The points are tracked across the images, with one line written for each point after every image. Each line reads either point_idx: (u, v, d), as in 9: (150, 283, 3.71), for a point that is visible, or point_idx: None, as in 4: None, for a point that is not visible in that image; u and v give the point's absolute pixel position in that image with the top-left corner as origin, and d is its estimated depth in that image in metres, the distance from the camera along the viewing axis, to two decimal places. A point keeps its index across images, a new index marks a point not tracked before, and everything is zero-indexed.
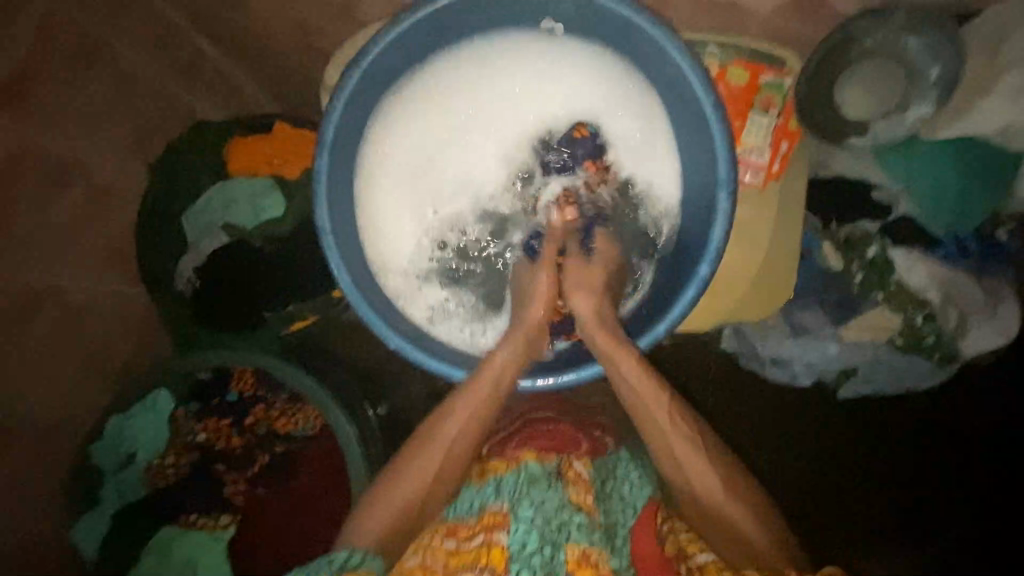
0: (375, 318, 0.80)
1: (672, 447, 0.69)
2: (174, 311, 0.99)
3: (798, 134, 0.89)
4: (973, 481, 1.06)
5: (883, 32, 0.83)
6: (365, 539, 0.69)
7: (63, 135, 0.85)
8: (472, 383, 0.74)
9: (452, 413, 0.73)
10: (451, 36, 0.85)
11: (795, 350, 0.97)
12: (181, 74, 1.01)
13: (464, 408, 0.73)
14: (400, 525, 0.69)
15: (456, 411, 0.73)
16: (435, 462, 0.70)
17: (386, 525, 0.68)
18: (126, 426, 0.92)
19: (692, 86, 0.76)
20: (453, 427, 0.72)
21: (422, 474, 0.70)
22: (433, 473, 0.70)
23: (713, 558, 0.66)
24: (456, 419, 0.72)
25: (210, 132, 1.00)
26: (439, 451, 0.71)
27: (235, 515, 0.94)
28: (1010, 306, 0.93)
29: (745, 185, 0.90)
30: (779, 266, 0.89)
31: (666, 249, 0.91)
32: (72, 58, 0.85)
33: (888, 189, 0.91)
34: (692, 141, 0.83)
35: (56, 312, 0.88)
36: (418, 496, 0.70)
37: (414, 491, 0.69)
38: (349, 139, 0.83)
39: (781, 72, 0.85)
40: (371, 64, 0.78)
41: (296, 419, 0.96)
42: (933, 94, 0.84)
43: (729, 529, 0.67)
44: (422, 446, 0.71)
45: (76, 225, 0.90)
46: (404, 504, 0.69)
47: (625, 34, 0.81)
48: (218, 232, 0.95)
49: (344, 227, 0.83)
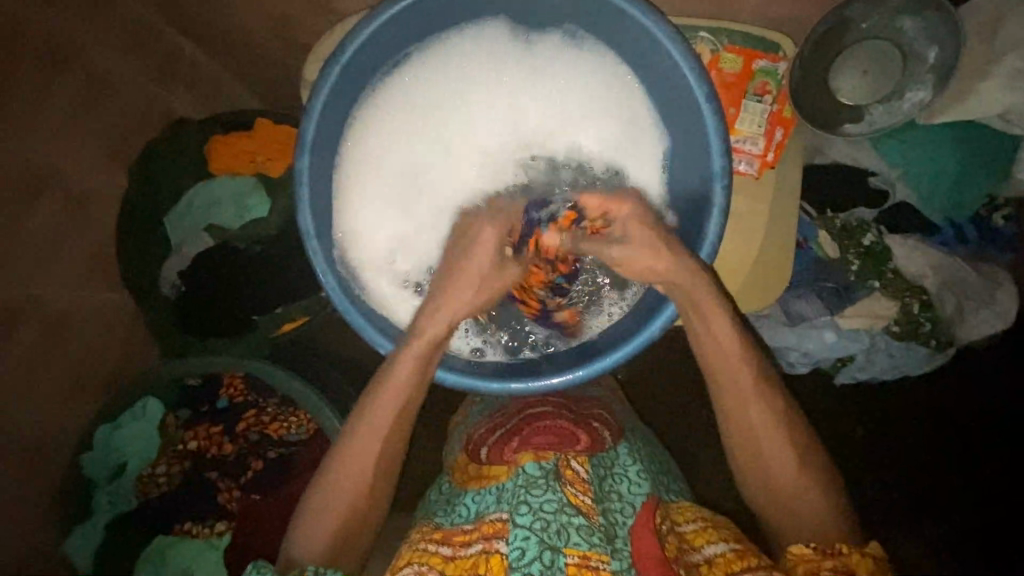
0: (363, 323, 0.78)
1: (735, 419, 0.70)
2: (160, 317, 0.96)
3: (793, 122, 0.84)
4: (975, 467, 1.06)
5: (877, 15, 0.81)
6: (316, 553, 0.65)
7: (39, 140, 0.81)
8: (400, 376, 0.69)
9: (378, 408, 0.68)
10: (433, 28, 0.82)
11: (791, 339, 0.95)
12: (158, 73, 0.98)
13: (386, 398, 0.68)
14: (350, 535, 0.68)
15: (384, 401, 0.68)
16: (375, 450, 0.68)
17: (335, 540, 0.66)
18: (113, 438, 0.90)
19: (682, 77, 0.73)
20: (383, 415, 0.68)
21: (360, 473, 0.67)
22: (380, 465, 0.68)
23: (724, 549, 0.67)
24: (382, 405, 0.68)
25: (190, 133, 0.97)
26: (371, 440, 0.68)
27: (230, 522, 0.93)
28: (1007, 291, 0.92)
29: (738, 175, 0.86)
30: (775, 257, 0.86)
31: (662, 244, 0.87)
32: (45, 60, 0.81)
33: (885, 175, 0.90)
34: (685, 134, 0.81)
35: (39, 327, 0.85)
36: (376, 483, 0.69)
37: (370, 485, 0.68)
38: (329, 140, 0.80)
39: (775, 59, 0.82)
40: (351, 62, 0.75)
41: (289, 424, 0.95)
42: (931, 79, 0.82)
43: (790, 514, 0.67)
44: (354, 438, 0.68)
45: (55, 236, 0.86)
46: (352, 508, 0.67)
47: (610, 24, 0.78)
48: (200, 235, 0.93)
49: (328, 231, 0.81)
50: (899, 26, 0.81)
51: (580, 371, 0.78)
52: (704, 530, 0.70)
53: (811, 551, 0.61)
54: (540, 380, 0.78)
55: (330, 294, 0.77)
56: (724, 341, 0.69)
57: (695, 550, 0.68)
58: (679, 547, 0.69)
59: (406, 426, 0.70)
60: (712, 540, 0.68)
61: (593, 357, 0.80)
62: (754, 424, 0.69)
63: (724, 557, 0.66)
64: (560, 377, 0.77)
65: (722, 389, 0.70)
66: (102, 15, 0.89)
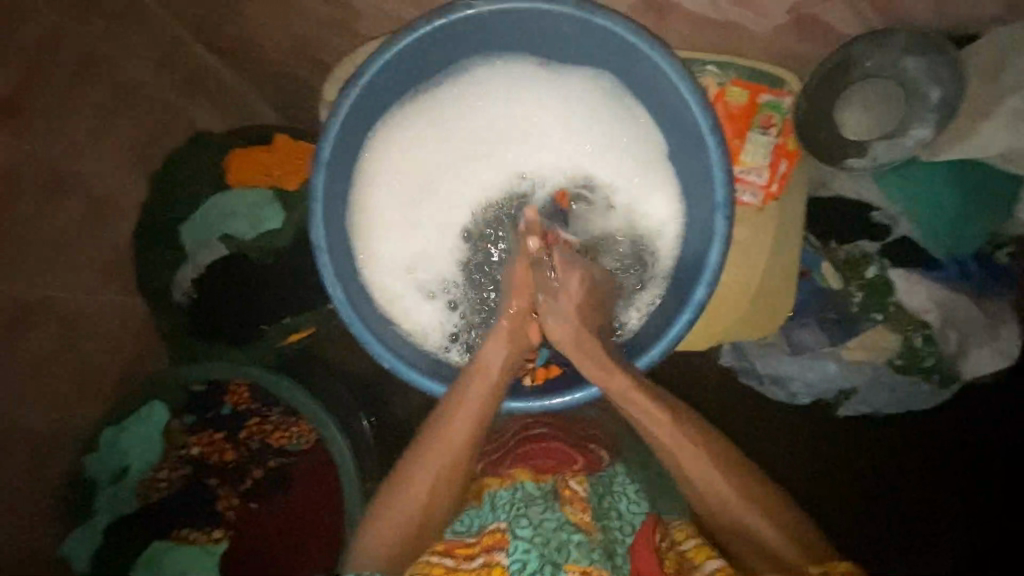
0: (368, 337, 0.80)
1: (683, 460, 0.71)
2: (171, 322, 0.98)
3: (797, 154, 0.87)
4: (975, 498, 1.06)
5: (881, 54, 0.81)
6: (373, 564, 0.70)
7: (63, 147, 0.85)
8: (440, 441, 0.72)
9: (421, 464, 0.71)
10: (449, 54, 0.83)
11: (790, 368, 0.97)
12: (183, 86, 1.03)
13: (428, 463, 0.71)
14: (399, 558, 0.70)
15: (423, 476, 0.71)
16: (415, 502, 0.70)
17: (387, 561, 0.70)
18: (119, 439, 0.92)
19: (688, 109, 0.76)
20: (413, 492, 0.71)
21: (401, 523, 0.70)
22: (424, 511, 0.70)
23: (723, 565, 0.66)
24: (424, 467, 0.71)
25: (212, 146, 1.00)
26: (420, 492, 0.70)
27: (227, 529, 0.93)
28: (1012, 328, 0.93)
29: (742, 205, 0.88)
30: (775, 288, 0.89)
31: (663, 283, 0.90)
32: (73, 71, 0.85)
33: (887, 211, 0.90)
34: (688, 165, 0.84)
35: (55, 325, 0.88)
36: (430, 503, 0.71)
37: (411, 527, 0.70)
38: (346, 156, 0.83)
39: (780, 93, 0.85)
40: (369, 84, 0.78)
41: (290, 434, 0.96)
42: (933, 117, 0.82)
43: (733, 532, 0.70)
44: (397, 497, 0.71)
45: (77, 237, 0.90)
46: (398, 544, 0.70)
47: (615, 54, 0.80)
48: (217, 244, 0.96)
49: (338, 242, 0.83)
50: (903, 66, 0.81)
51: (576, 394, 0.79)
52: (703, 547, 0.69)
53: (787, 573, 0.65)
54: (537, 401, 0.81)
55: (338, 307, 0.79)
56: (635, 394, 0.72)
57: (698, 567, 0.67)
58: (678, 566, 0.68)
59: (456, 478, 0.72)
60: (712, 555, 0.67)
61: None
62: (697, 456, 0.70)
63: (723, 572, 0.65)
64: (559, 399, 0.80)
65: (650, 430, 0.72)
66: (127, 27, 0.92)
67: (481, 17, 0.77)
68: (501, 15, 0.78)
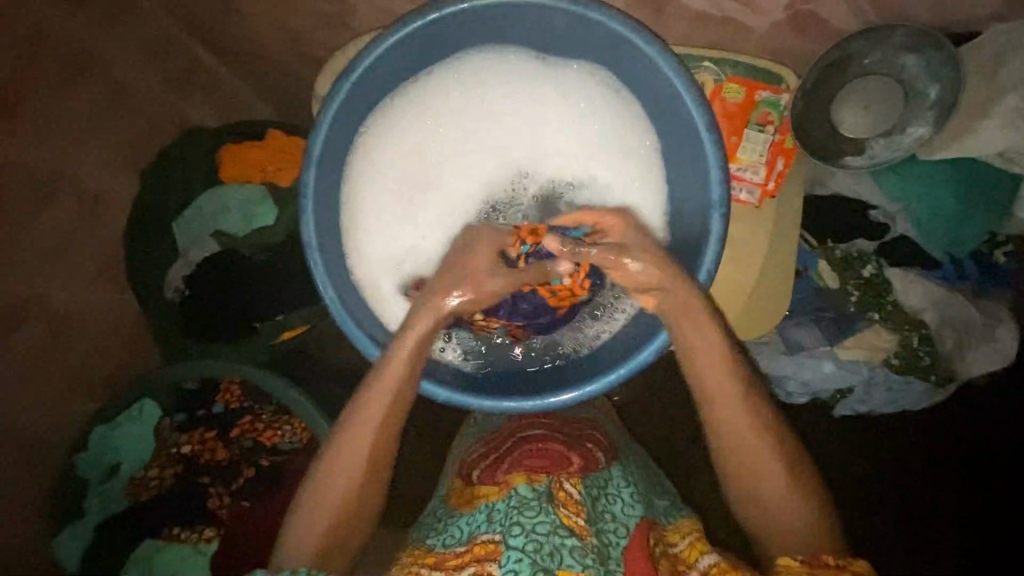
0: (359, 335, 0.79)
1: (723, 418, 0.68)
2: (160, 320, 0.97)
3: (795, 152, 0.86)
4: (972, 498, 1.05)
5: (880, 51, 0.81)
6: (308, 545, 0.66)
7: (52, 140, 0.84)
8: (368, 413, 0.68)
9: (349, 437, 0.68)
10: (443, 48, 0.82)
11: (790, 368, 0.96)
12: (174, 81, 1.01)
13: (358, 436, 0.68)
14: (337, 538, 0.67)
15: (352, 450, 0.68)
16: (347, 486, 0.68)
17: (322, 541, 0.66)
18: (110, 438, 0.91)
19: (685, 106, 0.75)
20: (340, 477, 0.68)
21: (336, 499, 0.67)
22: (358, 486, 0.68)
23: (717, 559, 0.67)
24: (352, 441, 0.68)
25: (204, 140, 0.99)
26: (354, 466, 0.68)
27: (218, 530, 0.93)
28: (1009, 329, 0.91)
29: (739, 203, 0.87)
30: (771, 286, 0.88)
31: None
32: (63, 64, 0.84)
33: (884, 209, 0.90)
34: (683, 164, 0.83)
35: (45, 323, 0.87)
36: (362, 485, 0.68)
37: (343, 504, 0.67)
38: (338, 153, 0.82)
39: (778, 90, 0.84)
40: (362, 79, 0.77)
41: (283, 432, 0.95)
42: (931, 115, 0.82)
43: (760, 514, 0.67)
44: (324, 482, 0.68)
45: (67, 234, 0.89)
46: (336, 521, 0.67)
47: (611, 50, 0.79)
48: (208, 240, 0.95)
49: (329, 241, 0.82)
50: (901, 63, 0.81)
51: (569, 395, 0.79)
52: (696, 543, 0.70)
53: (798, 563, 0.59)
54: (530, 399, 0.80)
55: (329, 305, 0.79)
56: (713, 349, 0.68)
57: (691, 566, 0.67)
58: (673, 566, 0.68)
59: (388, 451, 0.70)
60: (706, 550, 0.68)
61: (599, 371, 0.82)
62: (756, 428, 0.67)
63: (717, 567, 0.65)
64: (567, 395, 0.79)
65: (699, 379, 0.69)
66: (118, 21, 0.91)
67: (475, 11, 0.76)
68: (497, 11, 0.77)
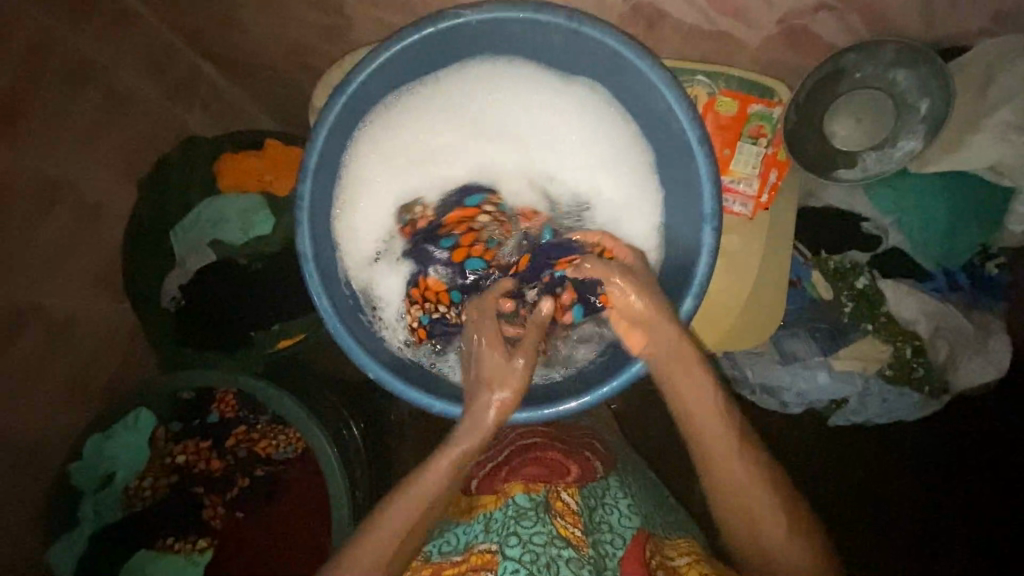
0: (352, 344, 0.79)
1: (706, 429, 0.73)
2: (155, 329, 0.97)
3: (788, 165, 0.87)
4: (974, 508, 1.06)
5: (873, 65, 0.81)
6: None
7: (52, 151, 0.84)
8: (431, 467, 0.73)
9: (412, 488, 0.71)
10: (443, 60, 0.83)
11: (785, 378, 0.97)
12: (171, 92, 1.02)
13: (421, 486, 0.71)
14: None
15: (408, 499, 0.70)
16: (399, 534, 0.68)
17: None
18: (105, 446, 0.89)
19: (679, 122, 0.76)
20: (397, 522, 0.69)
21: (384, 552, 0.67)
22: (407, 535, 0.69)
23: None
24: (412, 489, 0.71)
25: (204, 149, 1.00)
26: (408, 515, 0.69)
27: (213, 539, 0.94)
28: (1001, 340, 0.93)
29: (733, 214, 0.88)
30: (767, 295, 0.89)
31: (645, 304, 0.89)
32: (64, 75, 0.84)
33: (877, 221, 0.90)
34: (675, 176, 0.84)
35: (42, 333, 0.87)
36: (397, 555, 0.68)
37: (387, 558, 0.67)
38: (335, 162, 0.83)
39: (771, 103, 0.83)
40: (358, 91, 0.78)
41: (277, 441, 0.96)
42: (922, 129, 0.83)
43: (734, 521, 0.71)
44: (378, 532, 0.68)
45: (65, 243, 0.89)
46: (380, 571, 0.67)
47: (606, 63, 0.79)
48: (205, 249, 0.96)
49: (325, 250, 0.83)
50: (892, 78, 0.81)
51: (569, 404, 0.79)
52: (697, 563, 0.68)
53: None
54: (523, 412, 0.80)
55: (323, 315, 0.79)
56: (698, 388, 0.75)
57: None
58: None
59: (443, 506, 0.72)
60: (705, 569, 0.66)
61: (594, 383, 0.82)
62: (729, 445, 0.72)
63: None
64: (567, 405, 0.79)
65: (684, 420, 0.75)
66: (114, 30, 0.91)
67: (470, 25, 0.77)
68: (494, 25, 0.77)
